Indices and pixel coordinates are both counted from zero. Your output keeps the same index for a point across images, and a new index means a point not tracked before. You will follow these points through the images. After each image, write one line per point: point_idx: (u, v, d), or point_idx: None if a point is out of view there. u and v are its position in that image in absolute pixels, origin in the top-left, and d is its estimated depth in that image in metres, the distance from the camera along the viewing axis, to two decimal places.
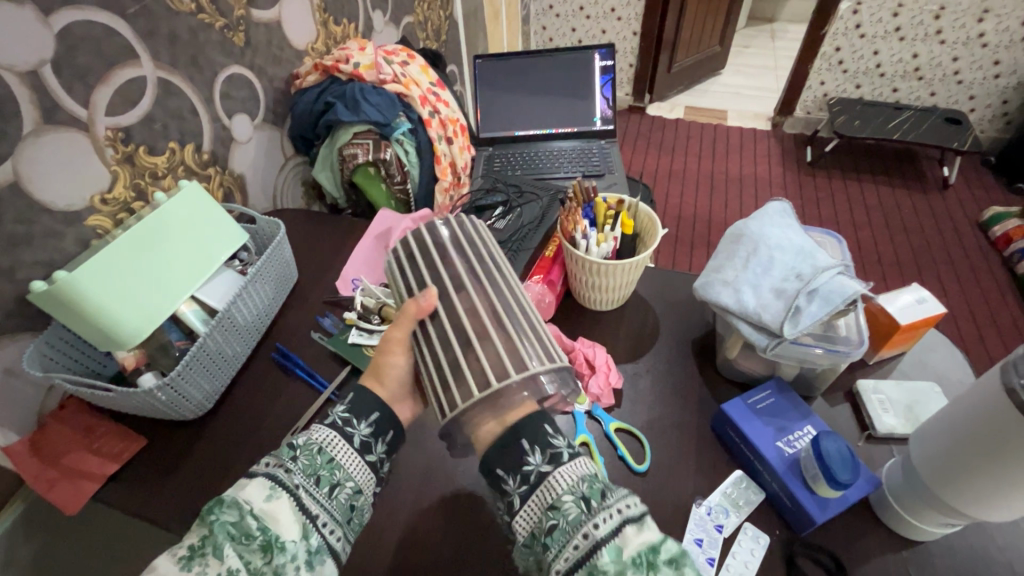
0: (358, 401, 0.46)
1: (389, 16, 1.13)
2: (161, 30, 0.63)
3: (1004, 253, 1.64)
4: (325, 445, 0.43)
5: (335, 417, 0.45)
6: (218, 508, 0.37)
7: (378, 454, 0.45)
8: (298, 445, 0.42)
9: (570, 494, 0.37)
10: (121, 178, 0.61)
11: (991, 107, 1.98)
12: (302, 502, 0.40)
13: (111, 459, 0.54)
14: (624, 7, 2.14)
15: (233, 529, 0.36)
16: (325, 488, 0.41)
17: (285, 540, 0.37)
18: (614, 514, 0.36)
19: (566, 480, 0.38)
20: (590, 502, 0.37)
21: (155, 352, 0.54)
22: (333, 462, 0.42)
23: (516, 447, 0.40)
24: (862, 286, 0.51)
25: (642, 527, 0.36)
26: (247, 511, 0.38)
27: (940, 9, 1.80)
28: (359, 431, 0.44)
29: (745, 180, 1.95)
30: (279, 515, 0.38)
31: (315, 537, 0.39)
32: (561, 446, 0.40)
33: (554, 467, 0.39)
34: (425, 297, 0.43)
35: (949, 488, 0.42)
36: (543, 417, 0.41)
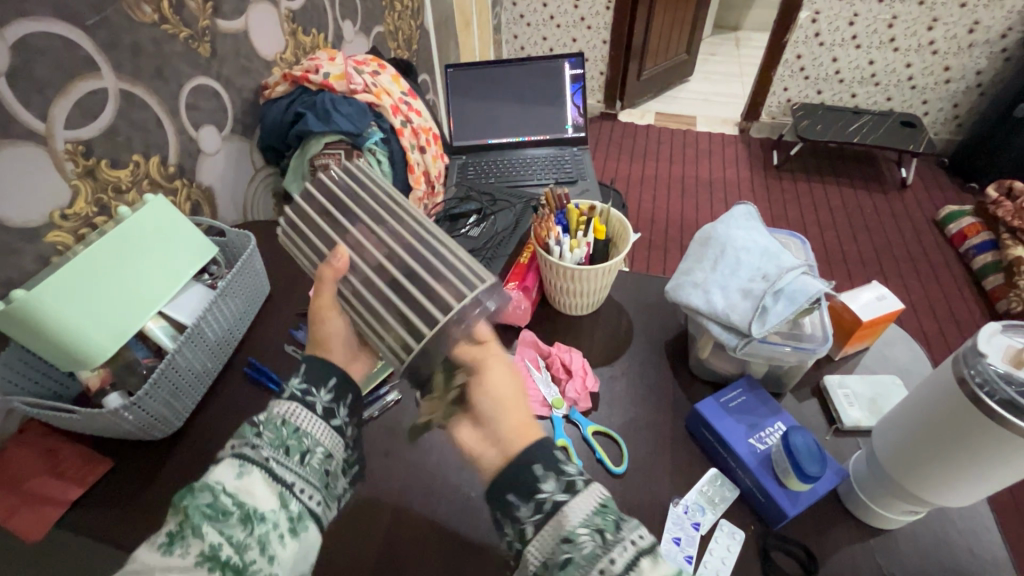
0: (313, 369, 0.43)
1: (359, 26, 1.13)
2: (123, 40, 0.62)
3: (960, 249, 1.71)
4: (288, 417, 0.41)
5: (293, 390, 0.42)
6: (190, 494, 0.36)
7: (343, 418, 0.43)
8: (260, 421, 0.40)
9: (583, 525, 0.35)
10: (82, 193, 0.60)
11: (943, 111, 2.07)
12: (275, 474, 0.38)
13: (77, 484, 0.52)
14: (593, 16, 2.18)
15: (208, 510, 0.35)
16: (296, 456, 0.39)
17: (263, 511, 0.37)
18: (628, 547, 0.34)
19: (578, 513, 0.35)
20: (604, 536, 0.34)
21: (121, 370, 0.53)
22: (298, 431, 0.40)
23: (529, 475, 0.36)
24: (824, 284, 0.52)
25: (658, 560, 0.33)
26: (220, 491, 0.37)
27: (892, 19, 1.89)
28: (320, 399, 0.42)
29: (715, 184, 2.00)
30: (254, 489, 0.37)
31: (294, 502, 0.38)
32: (549, 495, 0.36)
33: (569, 497, 0.36)
34: (336, 256, 0.43)
35: (908, 475, 0.43)
36: (534, 456, 0.37)
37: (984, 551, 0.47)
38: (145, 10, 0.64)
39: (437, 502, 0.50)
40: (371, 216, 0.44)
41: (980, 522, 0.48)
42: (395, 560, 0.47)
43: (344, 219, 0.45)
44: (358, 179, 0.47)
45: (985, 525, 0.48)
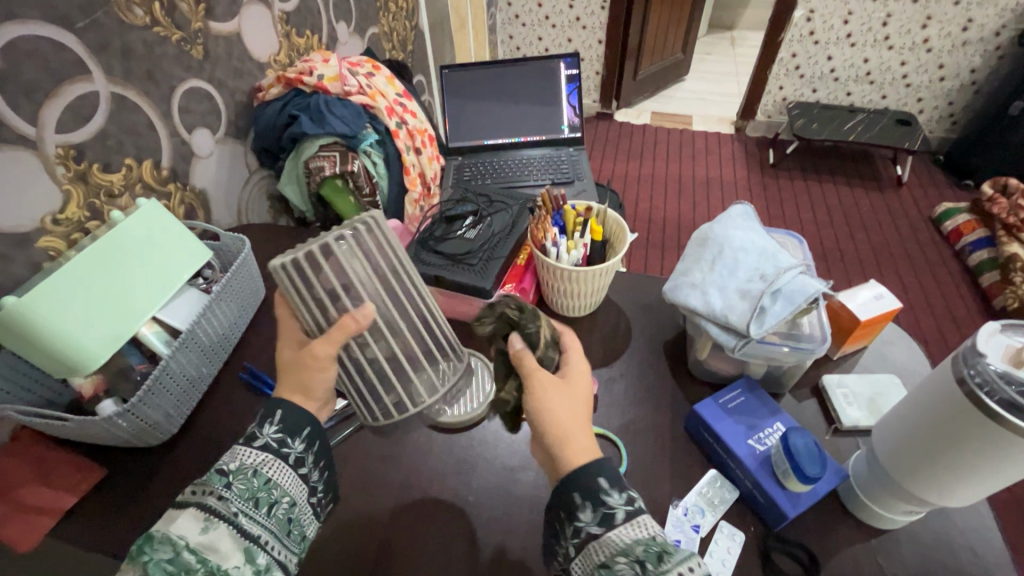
0: (288, 418, 0.42)
1: (353, 27, 1.12)
2: (114, 43, 0.61)
3: (956, 247, 1.72)
4: (259, 467, 0.40)
5: (267, 439, 0.41)
6: (150, 547, 0.35)
7: (313, 468, 0.42)
8: (230, 470, 0.39)
9: (623, 553, 0.35)
10: (74, 198, 0.59)
11: (938, 109, 2.08)
12: (242, 527, 0.37)
13: (69, 492, 0.51)
14: (589, 15, 2.18)
15: (170, 566, 0.34)
16: (264, 508, 0.39)
17: (227, 567, 0.36)
18: None
19: (618, 542, 0.36)
20: (645, 566, 0.35)
21: (114, 377, 0.53)
22: (269, 482, 0.40)
23: (569, 505, 0.38)
24: (822, 284, 0.52)
25: None
26: (183, 546, 0.35)
27: (887, 17, 1.89)
28: (294, 450, 0.41)
29: (712, 183, 2.00)
30: (219, 544, 0.36)
31: (261, 556, 0.37)
32: (586, 522, 0.37)
33: (608, 529, 0.37)
34: (361, 312, 0.40)
35: (909, 477, 0.43)
36: (572, 482, 0.38)
37: (985, 550, 0.46)
38: (136, 13, 0.63)
39: (435, 508, 0.50)
40: (380, 275, 0.43)
41: (980, 522, 0.48)
42: (393, 567, 0.46)
43: (360, 282, 0.42)
44: (377, 240, 0.43)
45: (986, 525, 0.48)
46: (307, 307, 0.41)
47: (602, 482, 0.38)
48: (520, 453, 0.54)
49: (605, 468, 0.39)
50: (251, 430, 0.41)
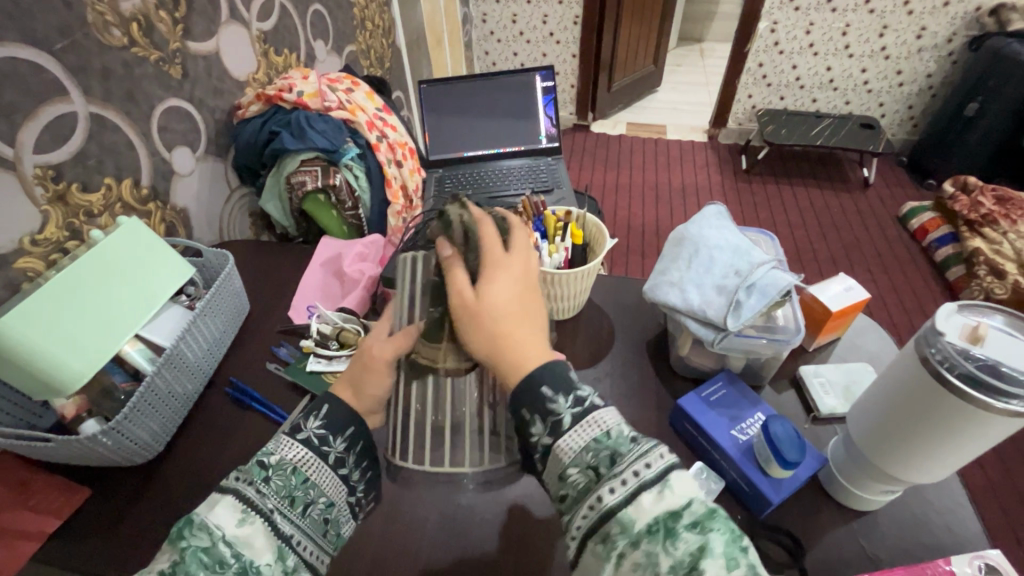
0: (334, 415, 0.42)
1: (331, 46, 1.14)
2: (93, 65, 0.62)
3: (923, 243, 1.78)
4: (300, 465, 0.40)
5: (310, 433, 0.41)
6: (189, 532, 0.35)
7: (352, 467, 0.42)
8: (271, 464, 0.39)
9: (575, 464, 0.35)
10: (53, 218, 0.59)
11: (899, 113, 2.16)
12: (276, 525, 0.37)
13: (52, 516, 0.50)
14: (562, 31, 2.23)
15: (205, 557, 0.34)
16: (300, 509, 0.38)
17: (259, 564, 0.35)
18: (626, 480, 0.33)
19: (573, 446, 0.35)
20: (598, 471, 0.34)
21: (97, 397, 0.52)
22: (307, 482, 0.40)
23: (523, 418, 0.37)
24: (793, 277, 0.54)
25: (662, 491, 0.32)
26: (219, 537, 0.35)
27: (846, 27, 1.98)
28: (335, 449, 0.41)
29: (688, 189, 2.05)
30: (254, 540, 0.36)
31: (291, 556, 0.37)
32: (539, 437, 0.36)
33: (559, 438, 0.35)
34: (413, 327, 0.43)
35: (881, 455, 0.45)
36: (540, 376, 0.36)
37: (960, 526, 0.48)
38: (114, 34, 0.64)
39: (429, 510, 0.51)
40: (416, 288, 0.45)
41: (954, 498, 0.50)
42: None
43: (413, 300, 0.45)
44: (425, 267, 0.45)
45: (959, 502, 0.50)
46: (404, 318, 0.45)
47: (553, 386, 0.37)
48: None
49: (547, 371, 0.37)
50: (297, 423, 0.41)
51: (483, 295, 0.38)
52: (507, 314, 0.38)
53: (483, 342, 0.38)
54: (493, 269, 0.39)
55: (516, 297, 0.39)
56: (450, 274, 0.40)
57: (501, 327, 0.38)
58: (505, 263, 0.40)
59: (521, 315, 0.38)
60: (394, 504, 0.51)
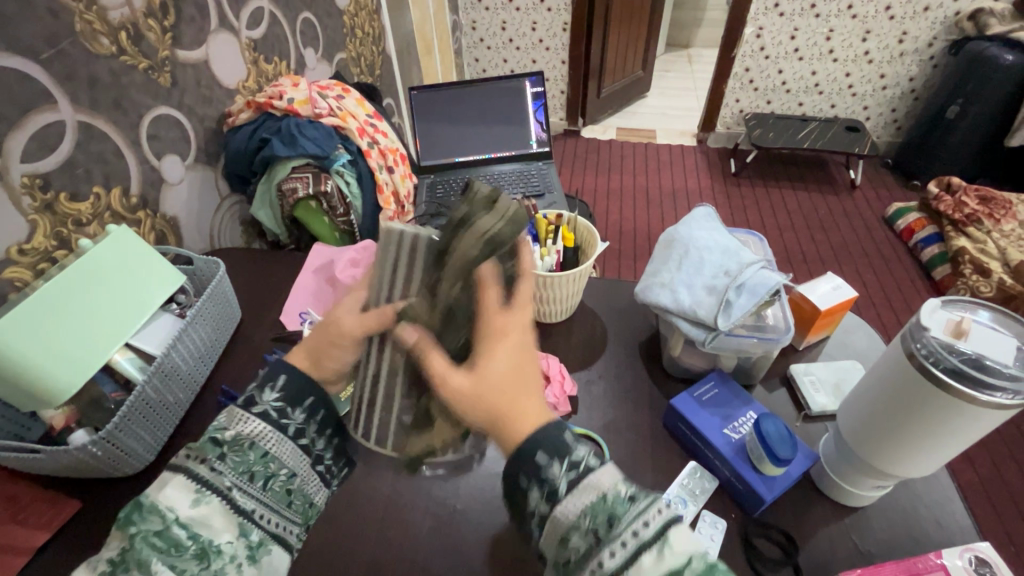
0: (290, 386, 0.42)
1: (321, 54, 1.14)
2: (80, 73, 0.61)
3: (909, 243, 1.80)
4: (256, 439, 0.40)
5: (267, 407, 0.41)
6: (138, 517, 0.35)
7: (313, 437, 0.43)
8: (225, 441, 0.39)
9: (574, 529, 0.33)
10: (41, 227, 0.58)
11: (883, 115, 2.20)
12: (236, 501, 0.38)
13: (42, 529, 0.49)
14: (551, 38, 2.25)
15: (158, 541, 0.34)
16: (260, 482, 0.40)
17: (219, 543, 0.36)
18: (626, 543, 0.31)
19: (568, 514, 0.33)
20: (599, 534, 0.32)
21: (87, 407, 0.51)
22: (266, 455, 0.40)
23: (518, 485, 0.35)
24: (782, 277, 0.55)
25: (661, 552, 0.31)
26: (173, 520, 0.35)
27: (829, 32, 2.01)
28: (293, 420, 0.42)
29: (678, 193, 2.07)
30: (212, 519, 0.37)
31: (254, 532, 0.38)
32: (536, 507, 0.34)
33: (556, 504, 0.34)
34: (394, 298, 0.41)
35: (871, 451, 0.45)
36: (535, 443, 0.34)
37: (950, 520, 0.49)
38: (102, 42, 0.64)
39: (424, 514, 0.51)
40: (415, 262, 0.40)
41: (943, 493, 0.51)
42: None
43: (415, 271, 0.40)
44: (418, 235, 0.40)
45: (948, 496, 0.51)
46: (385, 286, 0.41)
47: (554, 439, 0.35)
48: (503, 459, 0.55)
49: (542, 438, 0.35)
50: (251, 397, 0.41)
51: (477, 374, 0.35)
52: (505, 388, 0.35)
53: (478, 420, 0.35)
54: (492, 341, 0.37)
55: (514, 367, 0.36)
56: (427, 359, 0.37)
57: (495, 404, 0.35)
58: (505, 328, 0.37)
59: (518, 384, 0.36)
60: (389, 508, 0.51)
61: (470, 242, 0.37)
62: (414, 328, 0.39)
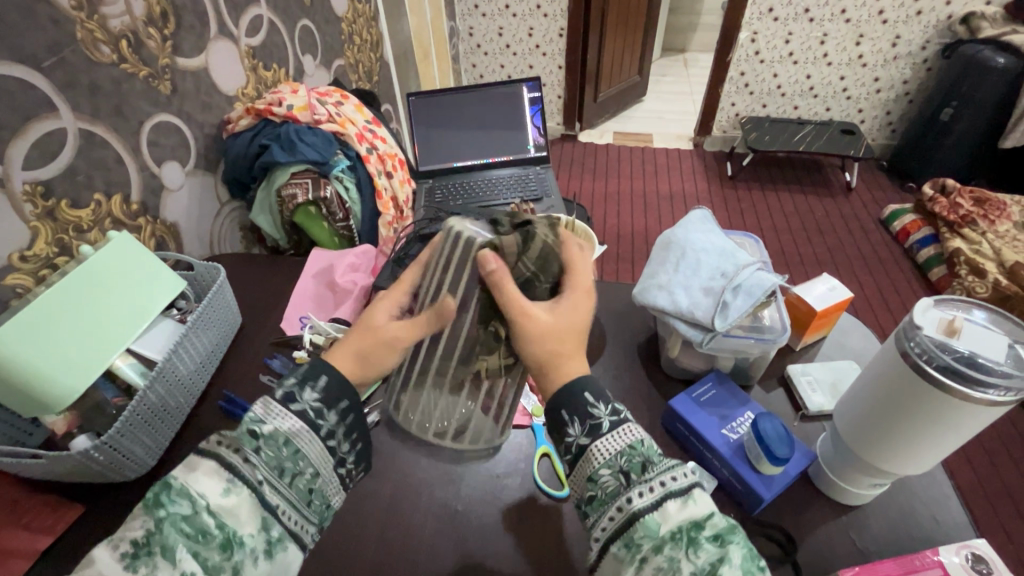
0: (332, 387, 0.41)
1: (319, 60, 1.15)
2: (81, 81, 0.62)
3: (905, 244, 1.81)
4: (291, 436, 0.39)
5: (305, 406, 0.39)
6: (167, 499, 0.34)
7: (343, 442, 0.41)
8: (262, 434, 0.38)
9: (607, 467, 0.37)
10: (42, 234, 0.59)
11: (878, 118, 2.22)
12: (263, 496, 0.37)
13: (44, 533, 0.50)
14: (548, 43, 2.27)
15: (186, 527, 0.34)
16: (288, 480, 0.38)
17: (242, 536, 0.35)
18: (654, 489, 0.35)
19: (603, 454, 0.37)
20: (630, 476, 0.36)
21: (88, 412, 0.51)
22: (297, 454, 0.38)
23: (560, 420, 0.38)
24: (777, 278, 0.56)
25: (687, 502, 0.34)
26: (202, 507, 0.34)
27: (823, 36, 2.03)
28: (328, 422, 0.40)
29: (675, 196, 2.08)
30: (239, 511, 0.36)
31: (275, 528, 0.37)
32: (574, 439, 0.38)
33: (595, 440, 0.37)
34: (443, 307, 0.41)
35: (868, 449, 0.46)
36: (584, 386, 0.38)
37: (947, 518, 0.49)
38: (103, 51, 0.64)
39: (425, 515, 0.51)
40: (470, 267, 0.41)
41: (940, 491, 0.51)
42: None
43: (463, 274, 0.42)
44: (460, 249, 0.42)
45: (945, 494, 0.51)
46: (441, 274, 0.43)
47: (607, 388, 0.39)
48: (504, 461, 0.55)
49: (591, 384, 0.39)
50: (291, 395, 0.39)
51: (556, 312, 0.40)
52: (569, 333, 0.39)
53: (542, 352, 0.39)
54: (576, 293, 0.41)
55: (576, 318, 0.40)
56: (501, 288, 0.38)
57: (552, 347, 0.39)
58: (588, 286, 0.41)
59: (573, 335, 0.40)
60: (389, 511, 0.51)
61: (546, 226, 0.41)
62: (498, 255, 0.39)
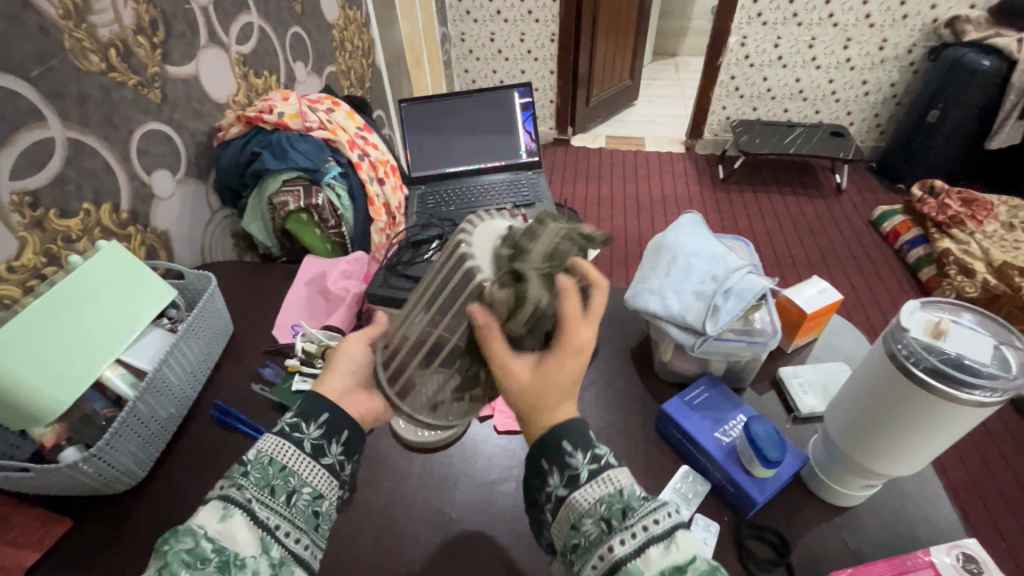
0: (306, 405, 0.43)
1: (311, 67, 1.15)
2: (70, 90, 0.62)
3: (895, 245, 1.83)
4: (275, 454, 0.40)
5: (283, 425, 0.42)
6: (172, 538, 0.34)
7: (334, 456, 0.43)
8: (248, 460, 0.40)
9: (589, 514, 0.37)
10: (30, 244, 0.58)
11: (867, 120, 2.24)
12: (256, 515, 0.37)
13: (32, 549, 0.49)
14: (539, 48, 2.28)
15: (187, 556, 0.33)
16: (282, 497, 0.38)
17: (244, 557, 0.34)
18: (636, 534, 0.34)
19: (584, 502, 0.37)
20: (611, 522, 0.35)
21: (77, 424, 0.51)
22: (285, 470, 0.40)
23: (541, 470, 0.40)
24: (767, 281, 0.56)
25: (670, 546, 0.33)
26: (202, 536, 0.34)
27: (811, 40, 2.06)
28: (309, 435, 0.42)
29: (668, 200, 2.09)
30: (236, 533, 0.35)
31: (276, 548, 0.36)
32: (554, 489, 0.39)
33: (574, 490, 0.38)
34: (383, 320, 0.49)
35: (859, 451, 0.46)
36: (562, 432, 0.39)
37: (938, 518, 0.50)
38: (92, 60, 0.64)
39: (419, 523, 0.51)
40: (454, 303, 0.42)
41: (932, 491, 0.52)
42: None
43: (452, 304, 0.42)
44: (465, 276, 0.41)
45: (937, 494, 0.51)
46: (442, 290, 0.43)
47: (587, 436, 0.40)
48: (498, 467, 0.55)
49: (571, 430, 0.39)
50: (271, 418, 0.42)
51: (538, 370, 0.39)
52: (553, 388, 0.39)
53: (521, 404, 0.39)
54: (568, 352, 0.39)
55: (563, 376, 0.39)
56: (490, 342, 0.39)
57: (532, 400, 0.39)
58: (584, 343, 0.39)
59: (563, 391, 0.40)
60: (383, 519, 0.51)
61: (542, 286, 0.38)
62: (488, 311, 0.39)
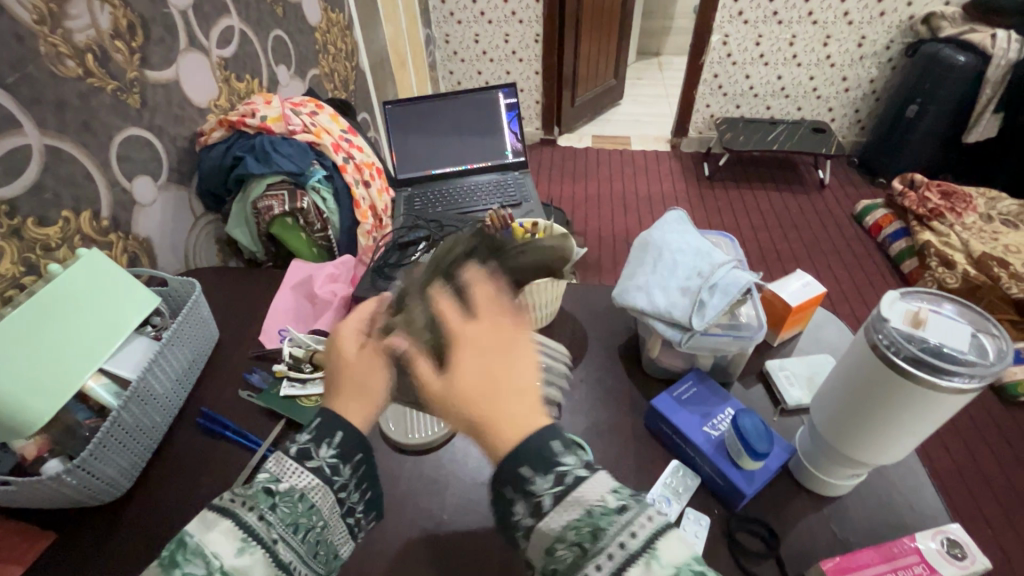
0: (349, 441, 0.39)
1: (293, 70, 1.14)
2: (47, 96, 0.61)
3: (878, 239, 1.86)
4: (307, 490, 0.37)
5: (322, 461, 0.38)
6: (183, 558, 0.32)
7: (355, 493, 0.41)
8: (278, 490, 0.36)
9: (560, 539, 0.32)
10: (7, 253, 0.57)
11: (847, 116, 2.27)
12: (277, 555, 0.35)
13: (14, 563, 0.48)
14: (524, 49, 2.28)
15: None
16: (302, 534, 0.36)
17: None
18: (613, 555, 0.30)
19: (553, 525, 0.32)
20: (585, 547, 0.31)
21: (60, 436, 0.50)
22: (312, 507, 0.37)
23: (504, 495, 0.34)
24: (752, 276, 0.57)
25: (650, 564, 0.30)
26: (217, 568, 0.32)
27: (792, 38, 2.08)
28: (343, 476, 0.39)
29: (654, 197, 2.11)
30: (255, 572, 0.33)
31: None
32: (522, 516, 0.33)
33: (541, 516, 0.33)
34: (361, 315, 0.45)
35: (844, 441, 0.47)
36: (520, 457, 0.32)
37: (923, 504, 0.51)
38: (68, 65, 0.63)
39: (410, 525, 0.51)
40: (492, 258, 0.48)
41: (916, 478, 0.53)
42: None
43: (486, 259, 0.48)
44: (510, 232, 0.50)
45: (921, 481, 0.52)
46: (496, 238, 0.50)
47: (549, 446, 0.33)
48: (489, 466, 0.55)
49: (524, 451, 0.32)
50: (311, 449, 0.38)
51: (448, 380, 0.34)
52: (472, 397, 0.33)
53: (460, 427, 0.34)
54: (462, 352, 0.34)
55: (487, 373, 0.33)
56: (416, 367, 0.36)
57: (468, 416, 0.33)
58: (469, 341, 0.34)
59: (495, 397, 0.33)
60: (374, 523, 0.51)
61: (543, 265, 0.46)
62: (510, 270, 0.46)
